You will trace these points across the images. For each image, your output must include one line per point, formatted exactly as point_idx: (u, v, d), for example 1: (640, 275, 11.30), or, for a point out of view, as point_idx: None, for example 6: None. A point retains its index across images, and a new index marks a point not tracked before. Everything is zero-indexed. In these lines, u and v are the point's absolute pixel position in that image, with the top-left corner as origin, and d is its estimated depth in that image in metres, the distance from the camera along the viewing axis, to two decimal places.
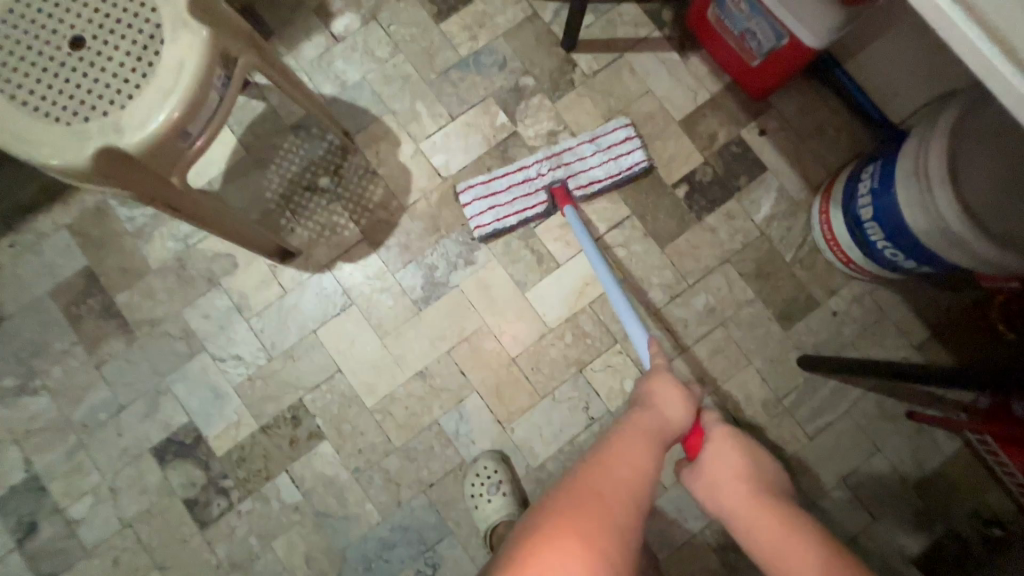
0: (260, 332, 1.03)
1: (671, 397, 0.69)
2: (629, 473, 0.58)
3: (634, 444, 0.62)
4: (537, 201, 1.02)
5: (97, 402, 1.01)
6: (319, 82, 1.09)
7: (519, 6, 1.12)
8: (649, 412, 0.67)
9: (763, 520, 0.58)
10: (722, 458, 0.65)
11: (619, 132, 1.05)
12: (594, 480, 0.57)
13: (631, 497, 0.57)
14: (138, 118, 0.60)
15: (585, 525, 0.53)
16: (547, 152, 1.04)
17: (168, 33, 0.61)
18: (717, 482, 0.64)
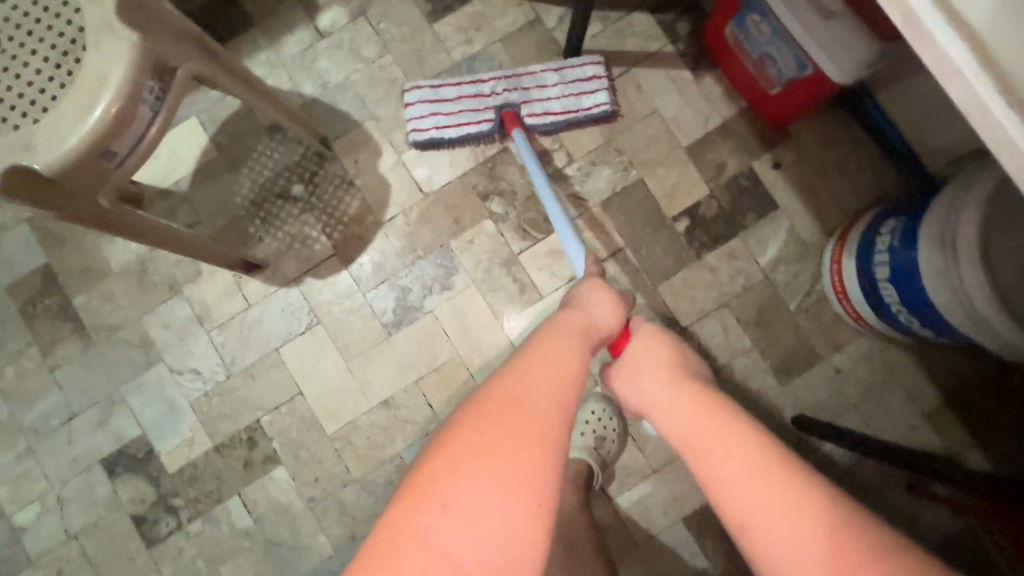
0: (221, 346, 0.98)
1: (599, 298, 0.62)
2: (555, 370, 0.48)
3: (560, 339, 0.52)
4: (484, 118, 0.95)
5: (50, 407, 0.97)
6: (299, 81, 1.02)
7: (521, 10, 1.03)
8: (579, 312, 0.58)
9: (688, 400, 0.51)
10: (650, 355, 0.59)
11: (587, 68, 0.97)
12: (511, 380, 0.47)
13: (558, 394, 0.47)
14: (52, 134, 0.53)
15: (500, 436, 0.43)
16: (507, 71, 0.96)
17: (91, 40, 0.53)
18: (643, 377, 0.57)
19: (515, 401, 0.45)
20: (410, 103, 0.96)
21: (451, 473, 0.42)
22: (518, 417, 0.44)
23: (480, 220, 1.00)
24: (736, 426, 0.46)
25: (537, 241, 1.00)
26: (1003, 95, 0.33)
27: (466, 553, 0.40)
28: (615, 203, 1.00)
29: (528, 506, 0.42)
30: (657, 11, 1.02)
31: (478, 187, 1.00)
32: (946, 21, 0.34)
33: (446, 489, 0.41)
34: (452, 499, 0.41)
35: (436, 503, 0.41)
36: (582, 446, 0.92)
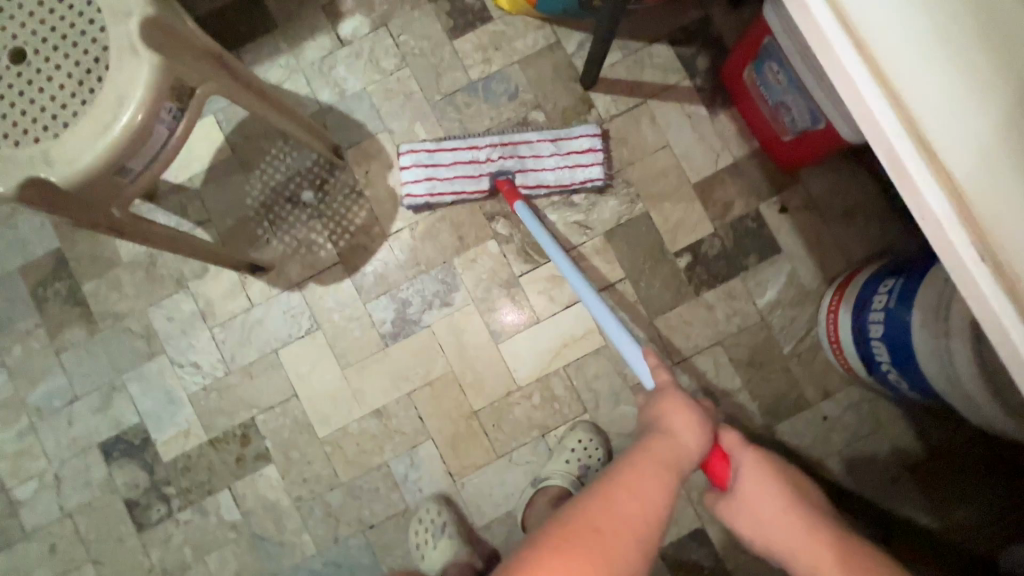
0: (222, 343, 1.00)
1: (686, 421, 0.64)
2: (643, 510, 0.55)
3: (650, 474, 0.57)
4: (478, 187, 0.96)
5: (53, 387, 1.00)
6: (317, 87, 1.03)
7: (542, 32, 1.03)
8: (669, 439, 0.62)
9: (818, 544, 0.58)
10: (757, 484, 0.64)
11: (584, 140, 0.98)
12: (604, 512, 0.53)
13: (644, 535, 0.53)
14: (71, 150, 0.55)
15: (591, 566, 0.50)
16: (502, 138, 0.96)
17: (114, 60, 0.55)
18: (764, 511, 0.62)
19: (608, 532, 0.52)
20: (405, 168, 0.96)
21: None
22: (607, 549, 0.51)
23: (484, 240, 1.01)
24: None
25: (539, 264, 1.01)
26: (978, 249, 0.34)
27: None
28: (619, 233, 1.01)
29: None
30: (677, 43, 1.02)
31: (485, 207, 1.01)
32: (925, 168, 0.35)
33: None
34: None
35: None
36: (565, 472, 0.92)
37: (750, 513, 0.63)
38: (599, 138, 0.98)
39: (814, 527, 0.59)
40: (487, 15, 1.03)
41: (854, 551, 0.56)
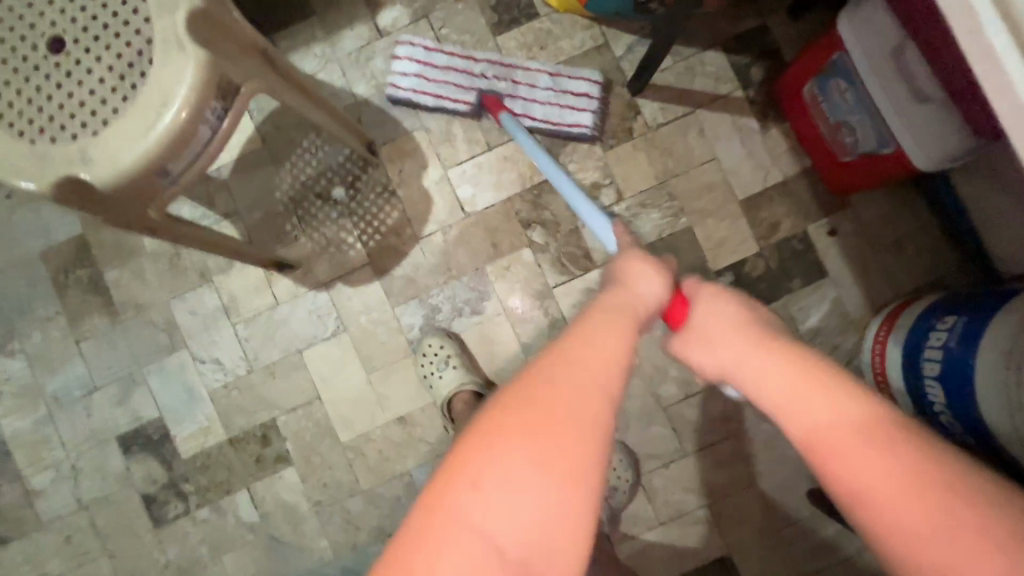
0: (245, 341, 0.98)
1: (641, 271, 0.55)
2: (602, 352, 0.42)
3: (606, 319, 0.46)
4: (463, 98, 0.95)
5: (72, 377, 0.98)
6: (353, 80, 0.99)
7: (590, 32, 0.98)
8: (622, 289, 0.52)
9: (797, 381, 0.41)
10: (719, 318, 0.51)
11: (583, 83, 0.96)
12: (555, 360, 0.41)
13: (605, 381, 0.40)
14: (111, 150, 0.51)
15: (544, 424, 0.38)
16: (503, 59, 0.97)
17: (159, 55, 0.51)
18: (757, 369, 0.44)
19: (561, 381, 0.40)
20: (400, 57, 0.96)
21: (481, 454, 0.37)
22: (558, 398, 0.39)
23: (519, 248, 0.98)
24: (847, 405, 0.38)
25: (575, 276, 0.97)
26: None
27: (499, 537, 0.35)
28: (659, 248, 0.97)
29: (566, 503, 0.36)
30: (733, 52, 0.97)
31: (522, 214, 0.98)
32: None
33: (478, 466, 0.37)
34: (483, 476, 0.36)
35: (465, 480, 0.36)
36: None
37: (712, 350, 0.49)
38: (601, 86, 0.96)
39: (805, 369, 0.42)
40: (533, 12, 0.99)
41: (837, 383, 0.40)
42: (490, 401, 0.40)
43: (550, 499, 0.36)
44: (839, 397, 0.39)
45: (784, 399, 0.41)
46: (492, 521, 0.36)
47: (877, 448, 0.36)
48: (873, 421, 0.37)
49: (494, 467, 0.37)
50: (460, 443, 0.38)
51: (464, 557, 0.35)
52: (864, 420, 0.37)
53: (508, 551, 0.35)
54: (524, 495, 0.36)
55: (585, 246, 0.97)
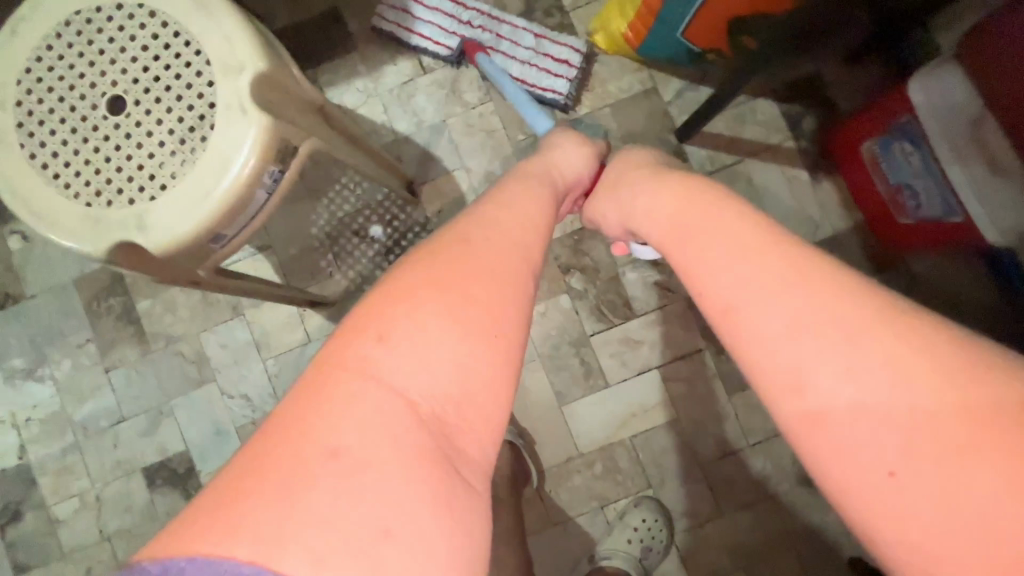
0: (275, 377, 0.96)
1: (568, 146, 0.65)
2: (518, 224, 0.47)
3: (524, 198, 0.51)
4: (445, 42, 0.95)
5: (100, 406, 0.97)
6: (394, 115, 0.97)
7: (638, 76, 0.96)
8: (547, 162, 0.61)
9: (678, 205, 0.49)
10: (634, 180, 0.58)
11: (567, 51, 0.94)
12: (472, 229, 0.45)
13: (519, 246, 0.45)
14: (168, 216, 0.50)
15: (456, 279, 0.40)
16: (492, 10, 0.95)
17: (221, 120, 0.50)
18: (656, 208, 0.52)
19: (475, 245, 0.43)
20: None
21: (394, 309, 0.38)
22: (472, 259, 0.42)
23: (556, 293, 0.95)
24: (721, 215, 0.44)
25: (613, 325, 0.95)
26: None
27: (409, 390, 0.36)
28: None
29: (480, 348, 0.38)
30: (785, 100, 0.94)
31: (561, 258, 0.95)
32: None
33: (389, 321, 0.38)
34: (391, 331, 0.38)
35: (372, 334, 0.37)
36: (626, 554, 0.88)
37: (617, 203, 0.59)
38: (584, 57, 0.95)
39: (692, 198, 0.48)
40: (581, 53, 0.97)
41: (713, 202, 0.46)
42: (405, 264, 0.42)
43: (462, 345, 0.38)
44: (711, 214, 0.45)
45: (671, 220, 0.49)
46: (399, 368, 0.37)
47: (745, 247, 0.41)
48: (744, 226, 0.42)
49: (409, 320, 0.38)
50: (375, 303, 0.39)
51: (375, 409, 0.35)
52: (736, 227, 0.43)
53: (421, 404, 0.36)
54: (437, 344, 0.37)
55: (625, 294, 0.95)
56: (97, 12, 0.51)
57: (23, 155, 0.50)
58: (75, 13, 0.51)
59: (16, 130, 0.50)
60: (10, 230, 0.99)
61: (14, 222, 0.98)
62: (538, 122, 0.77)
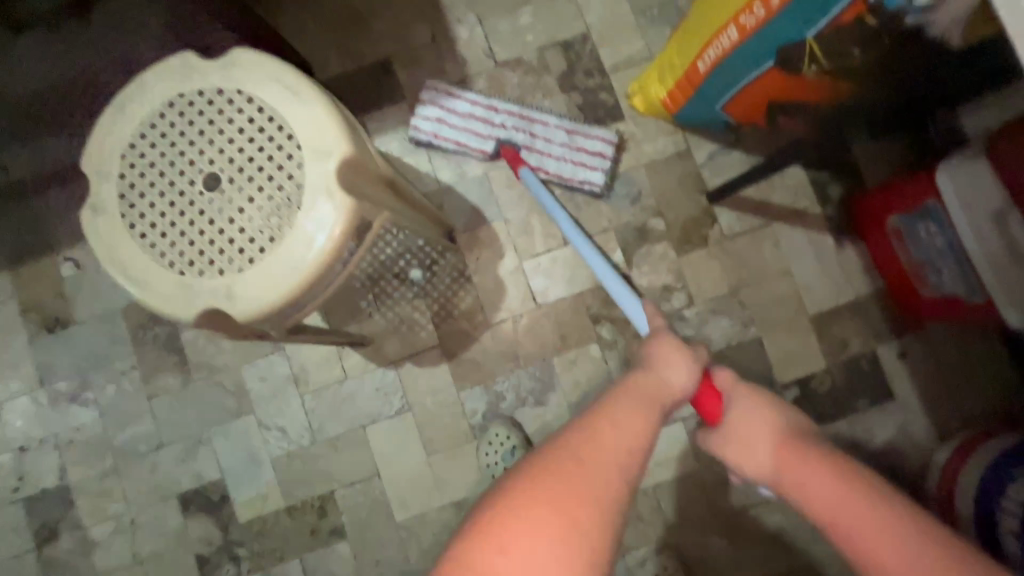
0: (311, 412, 1.00)
1: (672, 359, 0.61)
2: (625, 441, 0.49)
3: (630, 405, 0.53)
4: (482, 146, 0.98)
5: (140, 432, 1.01)
6: (438, 166, 1.02)
7: (672, 137, 1.00)
8: (654, 380, 0.58)
9: (833, 484, 0.46)
10: (751, 418, 0.58)
11: (598, 143, 0.98)
12: (588, 445, 0.48)
13: (626, 468, 0.47)
14: (254, 287, 0.53)
15: (569, 496, 0.44)
16: (522, 109, 0.98)
17: (307, 200, 0.54)
18: (801, 472, 0.49)
19: (590, 464, 0.46)
20: (425, 101, 0.99)
21: (513, 523, 0.43)
22: (584, 478, 0.45)
23: (586, 343, 0.99)
24: (884, 512, 0.42)
25: None
26: None
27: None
28: (727, 357, 0.97)
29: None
30: (814, 168, 0.98)
31: (592, 309, 0.99)
32: None
33: (509, 533, 0.43)
34: (511, 542, 0.42)
35: (495, 546, 0.42)
36: None
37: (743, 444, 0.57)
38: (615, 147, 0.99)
39: (835, 468, 0.48)
40: (619, 114, 1.01)
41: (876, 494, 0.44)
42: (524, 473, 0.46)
43: (566, 568, 0.41)
44: (857, 493, 0.45)
45: (827, 500, 0.46)
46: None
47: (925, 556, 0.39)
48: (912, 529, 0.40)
49: (524, 535, 0.42)
50: (496, 515, 0.44)
51: None
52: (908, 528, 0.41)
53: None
54: (545, 562, 0.42)
55: None
56: (200, 96, 0.55)
57: (124, 223, 0.54)
58: (179, 96, 0.55)
59: (118, 199, 0.54)
60: (64, 257, 1.03)
61: (68, 250, 1.03)
62: (638, 322, 0.74)
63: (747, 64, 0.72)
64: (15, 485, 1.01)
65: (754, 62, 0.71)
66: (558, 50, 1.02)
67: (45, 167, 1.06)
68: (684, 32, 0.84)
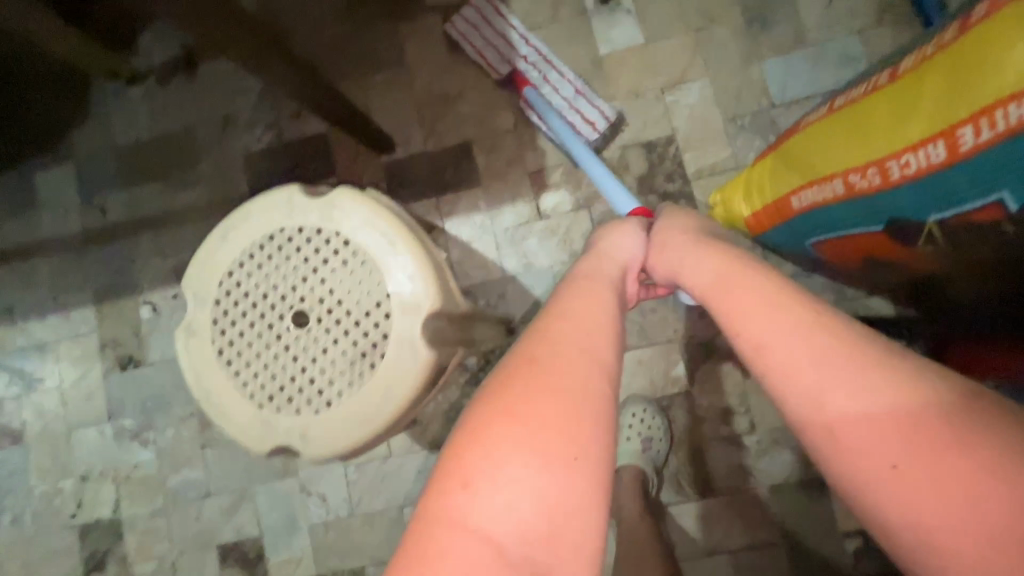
0: (352, 484, 1.01)
1: (620, 233, 0.68)
2: (582, 333, 0.50)
3: (580, 297, 0.54)
4: (498, 66, 1.00)
5: (191, 478, 1.04)
6: (505, 254, 1.02)
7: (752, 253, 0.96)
8: (598, 258, 0.63)
9: (720, 274, 0.55)
10: (675, 251, 0.63)
11: (596, 112, 0.97)
12: (543, 352, 0.48)
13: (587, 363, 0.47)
14: (329, 433, 0.54)
15: (527, 409, 0.44)
16: (547, 53, 0.99)
17: (391, 353, 0.54)
18: (711, 287, 0.55)
19: (546, 369, 0.46)
20: (471, 7, 1.01)
21: (478, 439, 0.43)
22: (545, 384, 0.45)
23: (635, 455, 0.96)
24: (753, 284, 0.51)
25: (688, 497, 0.95)
26: None
27: (500, 532, 0.40)
28: (785, 491, 0.93)
29: (565, 471, 0.42)
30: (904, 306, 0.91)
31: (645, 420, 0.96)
32: None
33: (470, 469, 0.42)
34: (474, 477, 0.42)
35: (457, 482, 0.42)
36: None
37: (663, 254, 0.65)
38: (610, 123, 0.97)
39: (735, 273, 0.53)
40: None
41: (743, 260, 0.55)
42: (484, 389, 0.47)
43: (547, 476, 0.42)
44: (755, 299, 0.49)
45: (732, 307, 0.50)
46: (489, 514, 0.40)
47: (786, 329, 0.45)
48: (778, 304, 0.47)
49: (489, 466, 0.42)
50: (457, 447, 0.44)
51: (467, 550, 0.39)
52: (782, 305, 0.47)
53: (509, 547, 0.40)
54: (527, 475, 0.42)
55: (706, 470, 0.95)
56: (299, 231, 0.56)
57: (213, 349, 0.56)
58: (279, 229, 0.56)
59: (211, 325, 0.56)
60: (143, 300, 1.08)
61: (148, 293, 1.08)
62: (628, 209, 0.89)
63: (854, 220, 0.68)
64: (72, 511, 1.06)
65: (860, 221, 0.67)
66: (641, 150, 1.00)
67: (141, 210, 1.10)
68: (775, 157, 0.80)
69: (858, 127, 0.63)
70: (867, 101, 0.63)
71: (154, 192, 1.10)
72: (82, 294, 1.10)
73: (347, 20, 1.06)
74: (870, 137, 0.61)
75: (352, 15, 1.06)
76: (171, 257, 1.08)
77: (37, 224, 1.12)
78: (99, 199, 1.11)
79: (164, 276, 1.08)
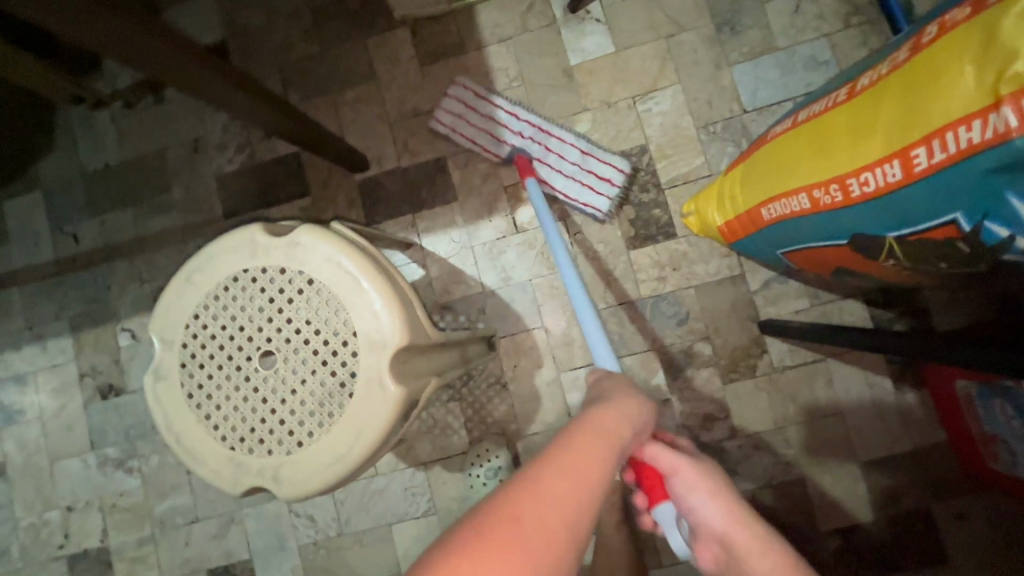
0: (340, 504, 1.01)
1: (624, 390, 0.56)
2: (575, 498, 0.38)
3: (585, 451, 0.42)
4: (498, 150, 0.99)
5: (179, 505, 1.04)
6: (483, 269, 1.02)
7: (727, 260, 0.97)
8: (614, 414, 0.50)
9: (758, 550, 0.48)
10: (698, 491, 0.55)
11: (612, 169, 0.97)
12: (529, 503, 0.36)
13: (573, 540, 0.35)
14: (302, 473, 0.54)
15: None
16: (541, 123, 0.98)
17: (359, 391, 0.54)
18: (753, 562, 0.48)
19: (525, 534, 0.34)
20: (451, 96, 1.01)
21: None
22: (518, 550, 0.33)
23: None
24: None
25: None
26: None
27: None
28: (767, 494, 0.94)
29: None
30: (877, 306, 0.93)
31: None
32: None
33: None
34: None
35: None
36: None
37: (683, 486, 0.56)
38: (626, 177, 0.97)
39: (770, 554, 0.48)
40: (672, 231, 0.99)
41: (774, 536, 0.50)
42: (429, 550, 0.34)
43: None
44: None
45: None
46: None
47: None
48: None
49: None
50: None
51: None
52: None
53: None
54: None
55: None
56: (263, 272, 0.56)
57: (182, 392, 0.56)
58: (242, 270, 0.56)
59: (178, 368, 0.56)
60: (121, 328, 1.08)
61: (126, 321, 1.08)
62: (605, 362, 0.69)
63: (817, 232, 0.68)
64: (60, 542, 1.06)
65: (823, 233, 0.68)
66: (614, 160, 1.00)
67: (115, 237, 1.09)
68: (743, 166, 0.80)
69: (816, 142, 0.64)
70: (825, 115, 0.63)
71: (128, 218, 1.09)
72: (59, 324, 1.09)
73: (315, 38, 1.05)
74: (829, 153, 0.62)
75: (320, 33, 1.05)
76: (147, 283, 1.07)
77: (10, 253, 1.10)
78: (71, 227, 1.10)
79: (141, 303, 1.07)
